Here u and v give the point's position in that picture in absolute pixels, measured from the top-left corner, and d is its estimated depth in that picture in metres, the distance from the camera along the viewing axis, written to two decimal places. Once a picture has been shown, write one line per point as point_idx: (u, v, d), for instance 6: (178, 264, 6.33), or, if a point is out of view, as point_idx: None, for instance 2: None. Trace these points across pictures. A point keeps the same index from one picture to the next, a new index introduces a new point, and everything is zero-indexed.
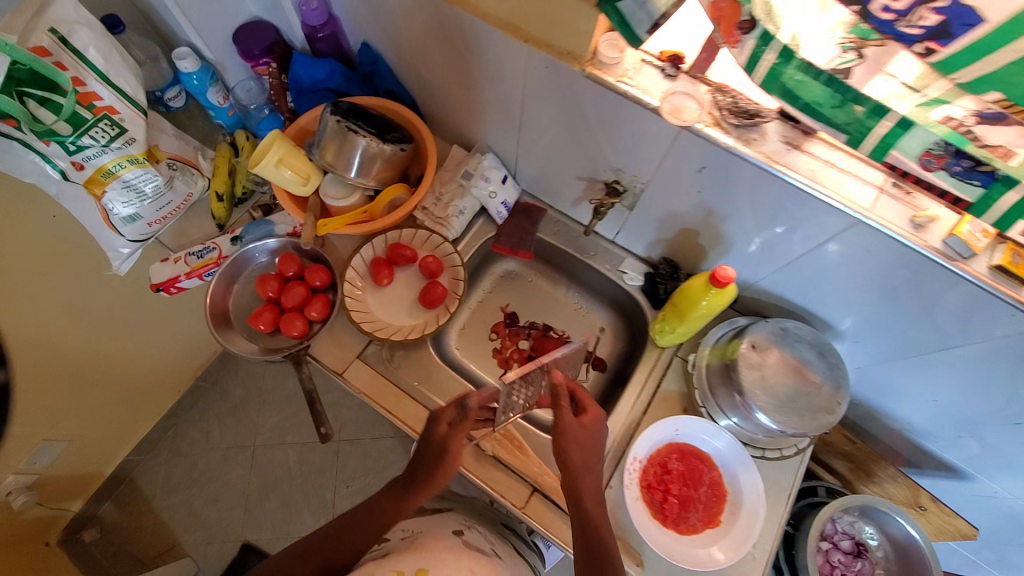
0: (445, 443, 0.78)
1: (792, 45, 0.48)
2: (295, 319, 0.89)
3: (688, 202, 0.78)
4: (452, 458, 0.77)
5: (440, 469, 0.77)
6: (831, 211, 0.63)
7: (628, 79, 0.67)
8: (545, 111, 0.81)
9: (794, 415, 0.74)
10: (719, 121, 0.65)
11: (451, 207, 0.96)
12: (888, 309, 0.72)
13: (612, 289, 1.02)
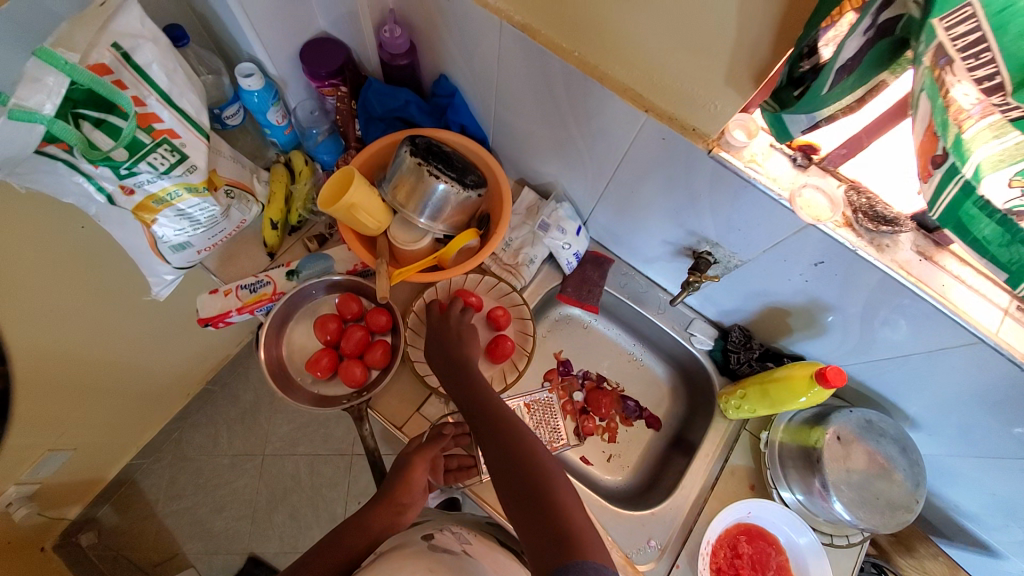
0: (406, 464, 0.76)
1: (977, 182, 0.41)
2: (355, 367, 0.83)
3: (788, 286, 0.75)
4: (411, 484, 0.75)
5: (400, 490, 0.74)
6: (956, 328, 0.62)
7: (757, 166, 0.64)
8: (645, 176, 0.76)
9: (876, 514, 0.75)
10: (851, 222, 0.62)
11: (521, 254, 0.94)
12: (978, 414, 0.72)
13: (675, 348, 0.99)
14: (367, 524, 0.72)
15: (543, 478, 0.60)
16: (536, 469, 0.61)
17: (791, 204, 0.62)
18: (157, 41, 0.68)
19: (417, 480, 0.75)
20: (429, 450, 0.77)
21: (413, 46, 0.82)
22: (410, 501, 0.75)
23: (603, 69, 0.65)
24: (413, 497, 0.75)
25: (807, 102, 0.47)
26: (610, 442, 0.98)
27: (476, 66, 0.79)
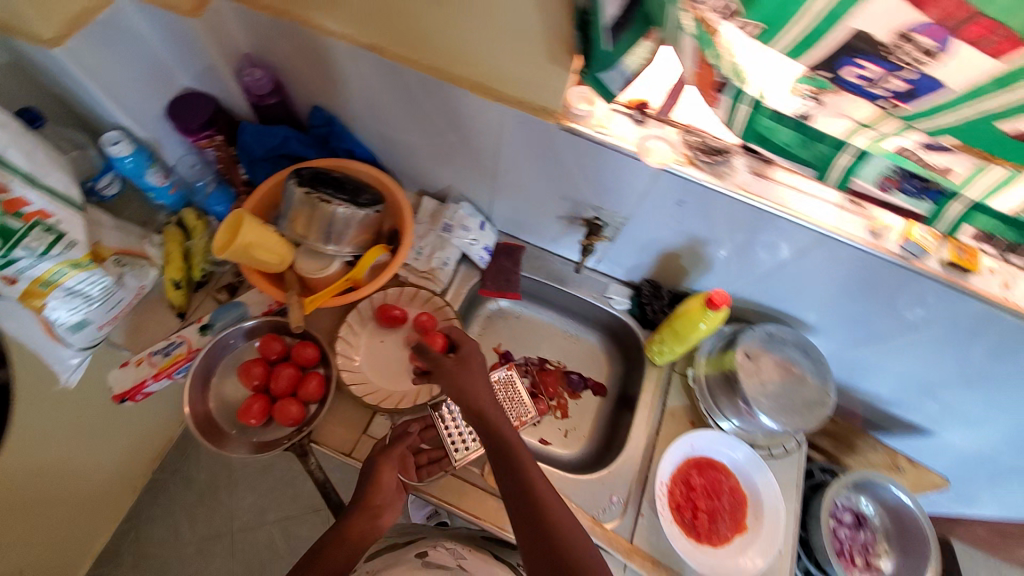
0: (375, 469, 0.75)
1: (759, 97, 0.51)
2: (290, 404, 0.82)
3: (669, 230, 0.82)
4: (383, 486, 0.74)
5: (375, 493, 0.73)
6: (801, 230, 0.70)
7: (604, 128, 0.70)
8: (520, 160, 0.82)
9: (794, 414, 0.82)
10: (693, 159, 0.70)
11: (434, 259, 0.95)
12: (855, 304, 0.81)
13: (600, 315, 1.05)
14: (347, 535, 0.71)
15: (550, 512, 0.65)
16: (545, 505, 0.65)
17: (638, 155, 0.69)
18: (7, 126, 0.67)
19: (389, 480, 0.74)
20: (398, 449, 0.77)
21: (278, 84, 0.86)
22: (387, 504, 0.74)
23: (451, 71, 0.71)
24: (389, 499, 0.75)
25: (600, 57, 0.55)
26: (564, 418, 1.02)
27: (342, 92, 0.83)
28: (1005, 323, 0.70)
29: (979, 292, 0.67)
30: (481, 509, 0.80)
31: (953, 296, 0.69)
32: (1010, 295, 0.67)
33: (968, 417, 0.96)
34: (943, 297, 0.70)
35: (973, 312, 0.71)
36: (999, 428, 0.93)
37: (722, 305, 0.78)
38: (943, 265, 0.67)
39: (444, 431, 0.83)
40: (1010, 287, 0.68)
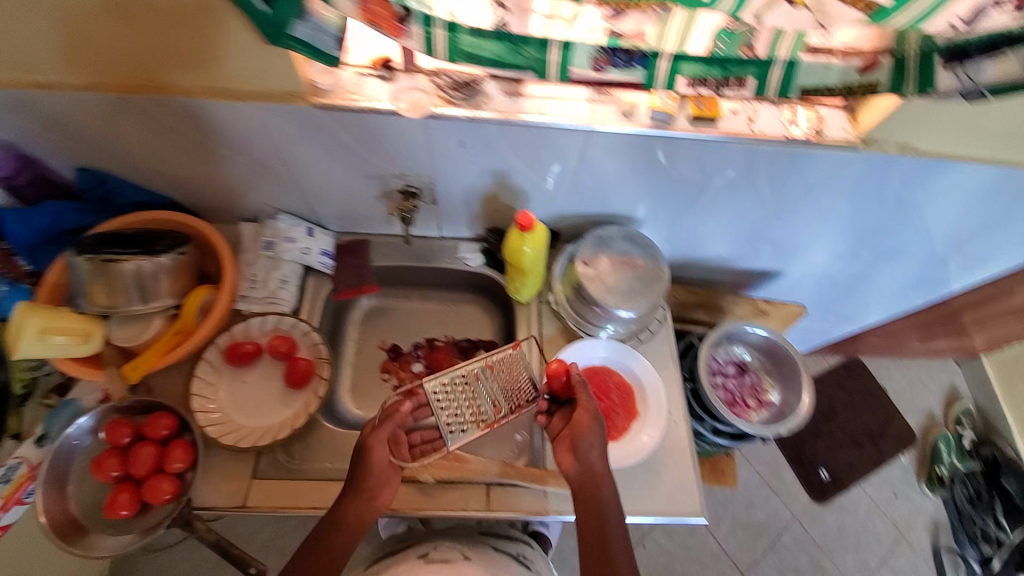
0: (365, 451, 0.77)
1: (451, 18, 0.57)
2: (157, 483, 0.76)
3: (472, 172, 0.85)
4: (373, 466, 0.75)
5: (365, 474, 0.75)
6: (569, 133, 0.76)
7: (357, 95, 0.72)
8: (306, 154, 0.83)
9: (639, 297, 0.91)
10: (449, 99, 0.73)
11: (272, 280, 0.90)
12: (655, 184, 0.87)
13: (464, 278, 1.08)
14: (349, 521, 0.74)
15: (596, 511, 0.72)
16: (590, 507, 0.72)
17: (396, 109, 0.71)
18: None
19: (380, 459, 0.76)
20: (383, 431, 0.78)
21: (25, 158, 0.83)
22: (384, 480, 0.77)
23: (194, 87, 0.73)
24: (385, 473, 0.77)
25: (258, 17, 0.58)
26: None
27: (97, 144, 0.81)
28: (764, 152, 0.79)
29: (727, 131, 0.75)
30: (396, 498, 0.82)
31: (715, 145, 0.77)
32: (755, 125, 0.77)
33: (794, 248, 1.09)
34: (710, 149, 0.78)
35: (740, 152, 0.79)
36: (820, 246, 1.08)
37: (531, 227, 0.80)
38: (690, 120, 0.75)
39: (441, 410, 0.76)
40: (753, 119, 0.77)
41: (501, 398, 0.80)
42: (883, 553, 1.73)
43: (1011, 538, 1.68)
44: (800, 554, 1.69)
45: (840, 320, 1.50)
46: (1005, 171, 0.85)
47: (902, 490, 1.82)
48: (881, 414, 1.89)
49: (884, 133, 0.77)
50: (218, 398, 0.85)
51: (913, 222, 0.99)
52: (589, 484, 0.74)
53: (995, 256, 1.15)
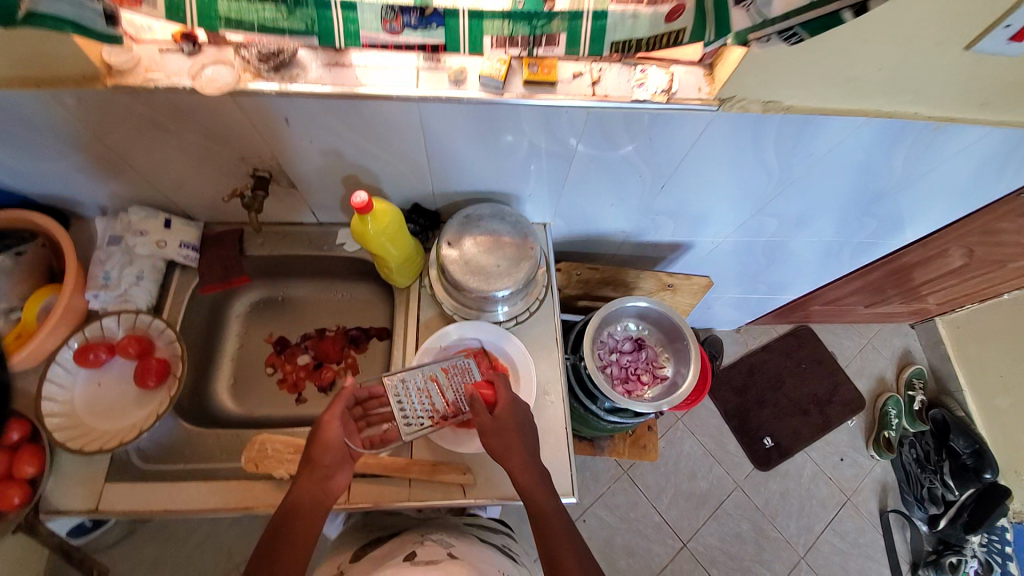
0: (320, 429, 0.74)
1: None
2: (4, 488, 0.75)
3: (315, 153, 0.80)
4: (329, 442, 0.72)
5: (322, 451, 0.71)
6: (399, 104, 0.70)
7: (155, 73, 0.67)
8: (134, 140, 0.78)
9: (507, 276, 0.86)
10: (259, 73, 0.67)
11: (123, 277, 0.88)
12: (514, 157, 0.83)
13: (348, 265, 1.04)
14: (307, 505, 0.68)
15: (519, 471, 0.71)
16: (518, 471, 0.71)
17: (195, 87, 0.66)
18: None
19: (336, 435, 0.73)
20: (339, 406, 0.75)
21: None
22: (340, 462, 0.72)
23: None
24: (342, 453, 0.73)
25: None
26: (356, 374, 1.03)
27: None
28: (614, 117, 0.73)
29: (566, 96, 0.70)
30: (249, 495, 0.79)
31: (560, 111, 0.72)
32: (599, 88, 0.71)
33: (694, 218, 1.04)
34: (556, 116, 0.73)
35: (588, 118, 0.73)
36: (721, 215, 1.04)
37: (369, 210, 0.75)
38: (525, 85, 0.70)
39: (398, 406, 0.76)
40: (598, 81, 0.71)
41: (456, 397, 0.80)
42: (829, 519, 1.53)
43: (960, 497, 1.46)
44: (742, 521, 1.51)
45: (772, 290, 1.46)
46: (891, 124, 0.78)
47: (850, 455, 1.62)
48: (828, 380, 1.72)
49: (742, 89, 0.70)
50: (72, 401, 0.84)
51: (809, 184, 0.93)
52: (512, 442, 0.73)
53: (915, 219, 1.07)
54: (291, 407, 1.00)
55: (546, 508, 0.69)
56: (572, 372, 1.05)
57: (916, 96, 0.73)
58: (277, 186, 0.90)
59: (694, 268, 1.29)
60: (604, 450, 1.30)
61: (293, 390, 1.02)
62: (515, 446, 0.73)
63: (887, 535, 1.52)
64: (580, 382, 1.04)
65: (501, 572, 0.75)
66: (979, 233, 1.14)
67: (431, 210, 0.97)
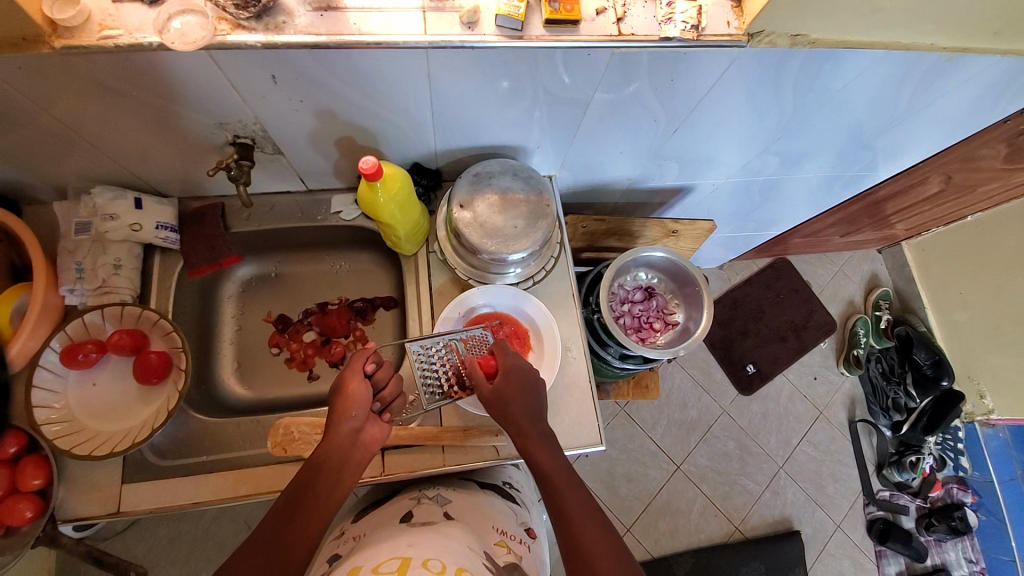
0: (343, 384, 0.72)
1: None
2: (12, 503, 0.71)
3: (306, 115, 0.72)
4: (353, 396, 0.71)
5: (346, 405, 0.70)
6: (404, 54, 0.62)
7: (112, 29, 0.57)
8: (87, 110, 0.67)
9: (523, 237, 0.83)
10: (236, 23, 0.57)
11: (99, 268, 0.80)
12: (525, 107, 0.77)
13: (344, 234, 0.97)
14: (333, 461, 0.66)
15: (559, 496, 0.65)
16: (547, 472, 0.67)
17: (163, 42, 0.56)
18: None
19: (358, 389, 0.71)
20: (359, 362, 0.74)
21: None
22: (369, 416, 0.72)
23: None
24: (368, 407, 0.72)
25: None
26: (366, 346, 1.00)
27: None
28: (637, 58, 0.68)
29: (591, 37, 0.64)
30: (282, 479, 0.78)
31: (581, 55, 0.66)
32: (624, 26, 0.65)
33: (700, 162, 1.02)
34: (575, 61, 0.67)
35: (610, 61, 0.68)
36: (727, 157, 1.01)
37: (378, 175, 0.69)
38: (545, 26, 0.63)
39: (420, 375, 0.81)
40: (623, 18, 0.65)
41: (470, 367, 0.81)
42: (804, 432, 1.67)
43: (919, 405, 1.64)
44: (729, 441, 1.64)
45: (760, 227, 1.48)
46: (908, 57, 0.75)
47: (822, 374, 1.74)
48: (805, 306, 1.80)
49: (771, 24, 0.66)
50: (69, 405, 0.79)
51: (817, 121, 0.91)
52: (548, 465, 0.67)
53: (907, 151, 1.08)
54: (303, 385, 0.97)
55: (555, 474, 0.66)
56: (585, 325, 1.06)
57: (938, 25, 0.70)
58: (260, 153, 0.80)
59: (693, 211, 1.28)
60: (609, 393, 1.36)
61: (303, 368, 0.99)
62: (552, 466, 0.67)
63: (855, 441, 1.67)
64: (593, 334, 1.05)
65: (499, 526, 0.76)
66: (959, 160, 1.16)
67: (432, 170, 0.90)
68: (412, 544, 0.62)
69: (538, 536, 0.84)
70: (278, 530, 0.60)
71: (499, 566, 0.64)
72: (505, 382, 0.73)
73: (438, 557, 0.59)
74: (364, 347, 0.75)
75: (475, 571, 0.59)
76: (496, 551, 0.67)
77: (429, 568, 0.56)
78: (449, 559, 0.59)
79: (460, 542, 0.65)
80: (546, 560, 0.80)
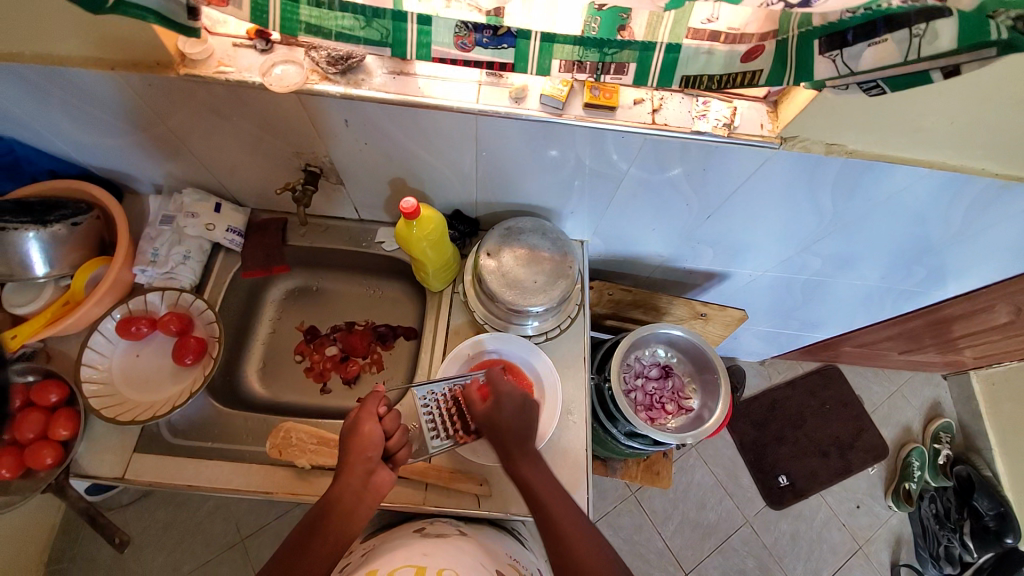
0: (357, 425, 0.73)
1: None
2: (40, 447, 0.80)
3: (369, 154, 0.82)
4: (366, 439, 0.71)
5: (359, 447, 0.71)
6: (456, 115, 0.71)
7: (226, 67, 0.70)
8: (195, 126, 0.80)
9: (541, 294, 0.86)
10: (325, 75, 0.70)
11: (171, 256, 0.92)
12: (561, 175, 0.83)
13: (383, 262, 1.06)
14: (342, 505, 0.66)
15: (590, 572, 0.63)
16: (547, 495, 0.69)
17: (263, 82, 0.69)
18: None
19: (372, 432, 0.71)
20: (373, 405, 0.75)
21: None
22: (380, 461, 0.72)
23: (57, 54, 0.69)
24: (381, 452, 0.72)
25: None
26: (380, 371, 1.05)
27: None
28: (670, 146, 0.73)
29: (626, 122, 0.70)
30: (271, 481, 0.81)
31: (616, 136, 0.72)
32: (658, 116, 0.70)
33: (734, 250, 1.02)
34: (611, 140, 0.73)
35: (643, 144, 0.73)
36: (763, 250, 1.01)
37: (417, 215, 0.77)
38: (585, 108, 0.70)
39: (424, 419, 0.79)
40: (658, 109, 0.71)
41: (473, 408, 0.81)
42: (838, 567, 1.46)
43: (977, 560, 1.43)
44: (747, 557, 1.45)
45: (804, 327, 1.39)
46: (956, 179, 0.74)
47: (866, 503, 1.53)
48: (853, 423, 1.62)
49: (805, 130, 0.68)
50: (111, 369, 0.88)
51: (863, 228, 0.89)
52: (578, 540, 0.66)
53: (968, 273, 1.01)
54: (315, 395, 1.03)
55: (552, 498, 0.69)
56: (595, 393, 1.04)
57: (988, 152, 0.69)
58: (325, 181, 0.92)
59: (727, 299, 1.26)
60: (616, 472, 1.29)
61: (318, 379, 1.04)
62: (580, 540, 0.66)
63: None
64: (602, 403, 1.03)
65: (510, 553, 0.73)
66: None
67: (471, 218, 0.97)
68: (426, 555, 0.61)
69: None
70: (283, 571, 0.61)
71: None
72: (498, 414, 0.75)
73: (453, 568, 0.58)
74: (378, 389, 0.76)
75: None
76: (509, 574, 0.65)
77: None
78: (463, 571, 0.58)
79: (473, 559, 0.63)
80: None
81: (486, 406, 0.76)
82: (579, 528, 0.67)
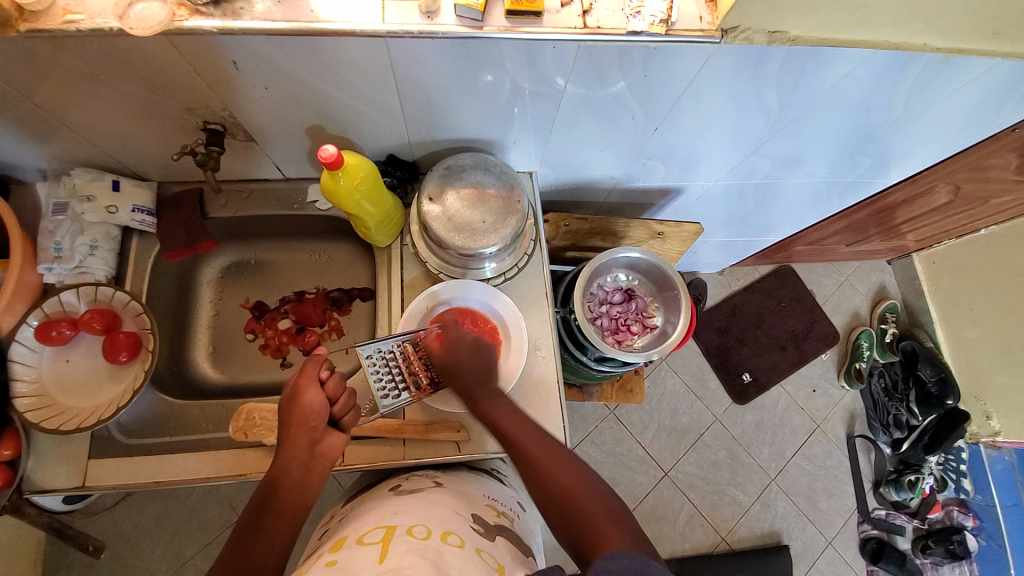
0: (299, 393, 0.71)
1: None
2: None
3: (276, 102, 0.73)
4: (308, 407, 0.69)
5: (301, 416, 0.69)
6: (363, 42, 0.62)
7: (75, 14, 0.58)
8: (57, 95, 0.68)
9: (490, 233, 0.81)
10: (194, 8, 0.59)
11: (75, 249, 0.82)
12: (495, 100, 0.75)
13: (322, 224, 0.98)
14: (292, 476, 0.66)
15: (567, 492, 0.63)
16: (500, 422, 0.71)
17: (123, 28, 0.58)
18: None
19: (312, 399, 0.69)
20: (314, 369, 0.73)
21: None
22: (326, 427, 0.70)
23: None
24: (326, 418, 0.71)
25: None
26: (340, 336, 1.01)
27: None
28: (607, 53, 0.66)
29: (554, 29, 0.63)
30: (242, 463, 0.79)
31: (545, 45, 0.64)
32: (590, 19, 0.64)
33: (685, 161, 0.98)
34: (541, 53, 0.66)
35: (577, 54, 0.66)
36: (715, 157, 0.97)
37: (339, 164, 0.69)
38: (506, 17, 0.62)
39: (374, 377, 0.77)
40: (589, 10, 0.64)
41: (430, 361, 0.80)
42: (799, 445, 1.61)
43: (922, 423, 1.57)
44: (720, 450, 1.58)
45: (758, 233, 1.41)
46: (900, 58, 0.71)
47: (821, 386, 1.67)
48: (807, 315, 1.72)
49: (747, 19, 0.63)
50: (41, 379, 0.81)
51: (810, 123, 0.88)
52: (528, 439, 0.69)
53: (910, 157, 1.03)
54: (277, 371, 0.99)
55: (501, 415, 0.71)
56: (563, 325, 1.05)
57: (931, 24, 0.66)
58: (233, 140, 0.82)
59: (684, 213, 1.25)
60: (592, 396, 1.34)
61: (276, 355, 1.00)
62: (565, 473, 0.65)
63: (852, 457, 1.60)
64: (570, 334, 1.04)
65: (487, 495, 0.75)
66: (968, 170, 1.10)
67: (408, 162, 0.90)
68: (397, 512, 0.60)
69: (527, 510, 0.83)
70: (240, 551, 0.59)
71: (489, 528, 0.64)
72: (454, 360, 0.76)
73: (422, 523, 0.57)
74: (318, 353, 0.73)
75: (463, 535, 0.58)
76: (485, 515, 0.67)
77: (415, 534, 0.54)
78: (434, 524, 0.57)
79: (446, 509, 0.63)
80: (534, 529, 0.80)
81: (442, 354, 0.77)
82: (556, 454, 0.68)
